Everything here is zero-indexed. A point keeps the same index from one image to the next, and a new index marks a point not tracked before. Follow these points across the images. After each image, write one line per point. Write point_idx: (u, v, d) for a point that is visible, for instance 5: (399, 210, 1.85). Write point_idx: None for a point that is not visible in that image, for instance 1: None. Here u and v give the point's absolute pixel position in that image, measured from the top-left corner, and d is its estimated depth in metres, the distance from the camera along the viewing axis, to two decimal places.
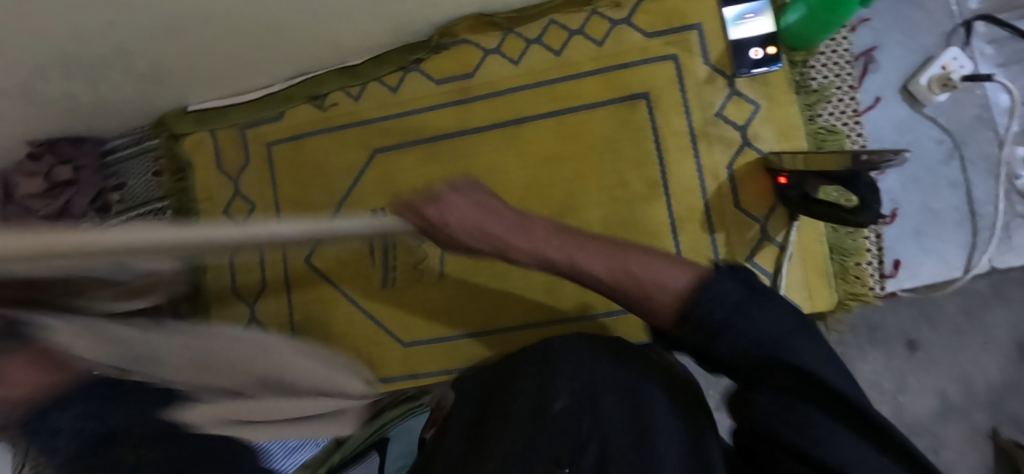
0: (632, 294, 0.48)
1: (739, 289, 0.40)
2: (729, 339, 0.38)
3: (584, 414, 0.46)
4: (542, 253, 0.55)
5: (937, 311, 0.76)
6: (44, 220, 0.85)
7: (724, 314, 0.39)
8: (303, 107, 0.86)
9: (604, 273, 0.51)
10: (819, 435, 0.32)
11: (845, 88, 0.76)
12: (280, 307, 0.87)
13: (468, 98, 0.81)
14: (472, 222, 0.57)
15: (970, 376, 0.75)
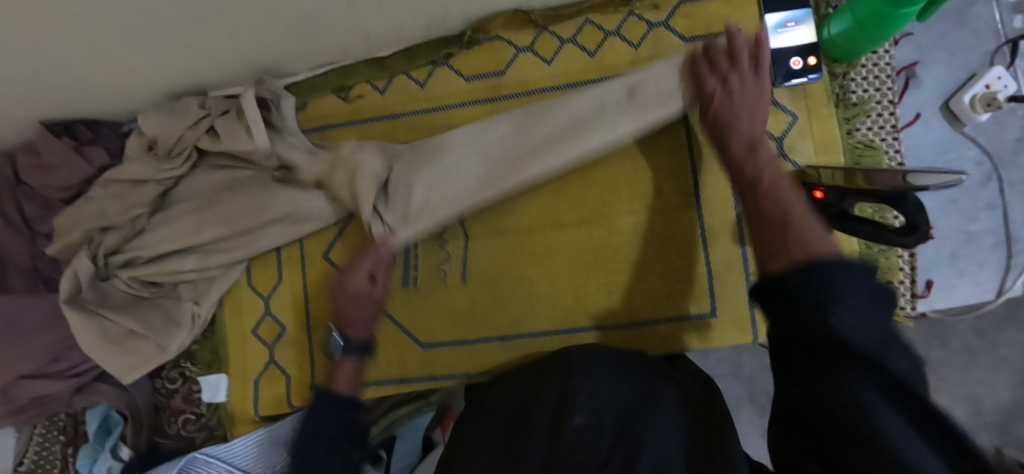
0: (778, 232, 0.52)
1: (862, 286, 0.40)
2: (837, 319, 0.38)
3: (603, 434, 0.48)
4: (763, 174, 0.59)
5: (950, 333, 0.81)
6: (63, 206, 0.87)
7: (837, 298, 0.39)
8: (329, 99, 0.84)
9: (777, 192, 0.56)
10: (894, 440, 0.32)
11: (884, 102, 0.74)
12: (295, 305, 0.84)
13: (499, 95, 0.80)
14: (747, 102, 0.63)
15: (979, 397, 0.82)
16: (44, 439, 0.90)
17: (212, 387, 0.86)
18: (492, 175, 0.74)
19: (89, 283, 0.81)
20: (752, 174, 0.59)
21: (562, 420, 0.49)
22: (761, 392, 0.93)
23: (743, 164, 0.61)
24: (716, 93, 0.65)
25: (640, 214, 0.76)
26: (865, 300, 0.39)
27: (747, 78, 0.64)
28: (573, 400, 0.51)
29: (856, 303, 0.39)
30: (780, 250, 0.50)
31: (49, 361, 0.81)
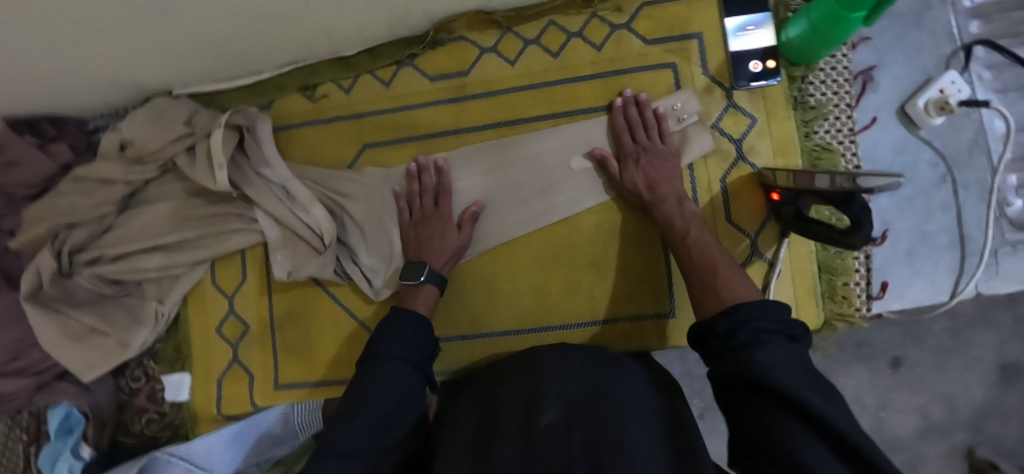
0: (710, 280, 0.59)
1: (777, 329, 0.47)
2: (764, 349, 0.45)
3: (573, 428, 0.46)
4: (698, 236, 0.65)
5: (924, 332, 0.85)
6: (26, 202, 0.87)
7: (748, 338, 0.47)
8: (295, 97, 0.84)
9: (705, 256, 0.62)
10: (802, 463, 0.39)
11: (842, 106, 0.75)
12: (259, 304, 0.84)
13: (463, 96, 0.80)
14: (658, 168, 0.72)
15: (951, 395, 0.84)
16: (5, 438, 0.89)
17: (175, 386, 0.85)
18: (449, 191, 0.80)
19: (52, 279, 0.81)
20: (681, 233, 0.67)
21: (532, 422, 0.47)
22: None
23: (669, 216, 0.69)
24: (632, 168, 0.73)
25: (601, 213, 0.77)
26: (781, 331, 0.47)
27: (661, 152, 0.73)
28: (543, 403, 0.49)
29: (770, 339, 0.46)
30: (710, 296, 0.57)
31: (8, 359, 0.80)
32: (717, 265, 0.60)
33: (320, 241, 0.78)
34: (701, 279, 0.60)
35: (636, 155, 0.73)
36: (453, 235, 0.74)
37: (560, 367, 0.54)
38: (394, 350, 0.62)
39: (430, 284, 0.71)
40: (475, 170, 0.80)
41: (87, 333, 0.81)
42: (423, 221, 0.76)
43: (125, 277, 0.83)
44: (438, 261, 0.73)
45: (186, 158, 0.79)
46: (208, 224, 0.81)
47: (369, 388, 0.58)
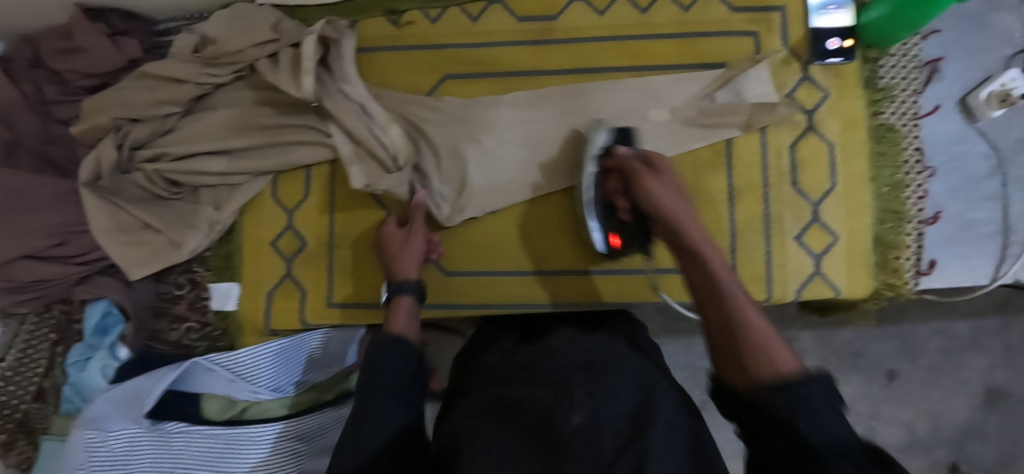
0: (732, 335, 0.47)
1: (822, 394, 0.39)
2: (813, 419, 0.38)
3: (599, 433, 0.42)
4: (732, 300, 0.49)
5: (919, 349, 0.95)
6: (83, 93, 0.84)
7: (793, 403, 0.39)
8: (378, 21, 0.84)
9: (698, 254, 0.53)
10: (802, 402, 0.39)
11: (908, 91, 0.79)
12: (319, 221, 0.83)
13: (547, 39, 0.81)
14: (664, 176, 0.61)
15: (938, 414, 0.95)
16: (29, 335, 0.88)
17: (222, 295, 0.83)
18: (530, 129, 0.80)
19: (110, 172, 0.79)
20: (681, 234, 0.56)
21: (559, 422, 0.43)
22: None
23: (652, 200, 0.59)
24: (636, 165, 0.63)
25: (672, 167, 0.79)
26: (829, 402, 0.39)
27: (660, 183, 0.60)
28: (569, 401, 0.45)
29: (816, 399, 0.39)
30: (734, 363, 0.46)
31: (54, 244, 0.77)
32: (734, 325, 0.47)
33: (394, 162, 0.78)
34: (724, 339, 0.47)
35: (643, 167, 0.63)
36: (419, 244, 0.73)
37: (585, 369, 0.50)
38: (380, 382, 0.52)
39: (404, 294, 0.64)
40: (556, 110, 0.80)
41: (138, 228, 0.80)
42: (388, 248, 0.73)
43: (183, 178, 0.81)
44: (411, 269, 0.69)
45: (267, 64, 0.78)
46: (280, 133, 0.81)
47: (370, 419, 0.49)
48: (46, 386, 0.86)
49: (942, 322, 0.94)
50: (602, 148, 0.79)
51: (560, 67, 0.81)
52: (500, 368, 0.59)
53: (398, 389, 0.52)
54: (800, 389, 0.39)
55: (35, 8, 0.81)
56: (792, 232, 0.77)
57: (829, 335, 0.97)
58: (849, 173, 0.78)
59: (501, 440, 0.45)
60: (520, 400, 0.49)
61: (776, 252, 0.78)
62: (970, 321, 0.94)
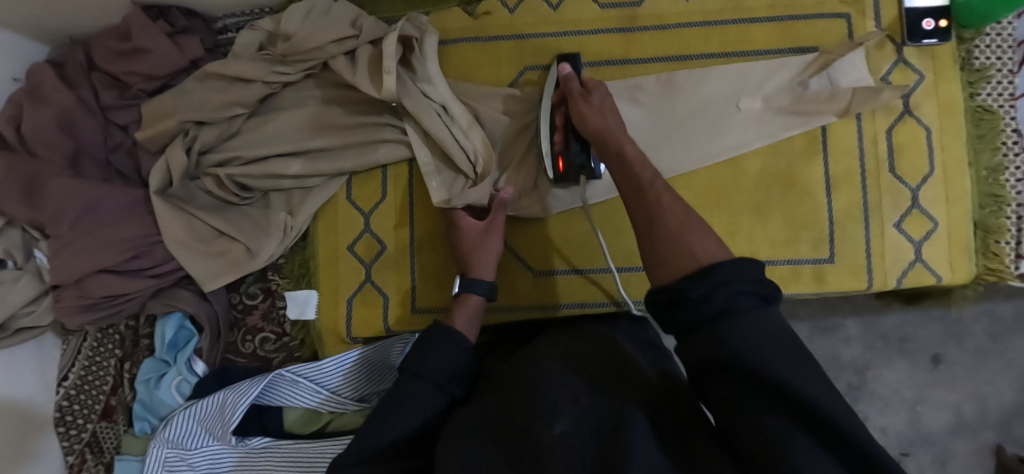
0: (666, 235, 0.47)
1: (750, 297, 0.38)
2: (737, 325, 0.37)
3: (582, 441, 0.43)
4: (660, 204, 0.50)
5: (964, 332, 0.92)
6: (144, 97, 0.80)
7: (716, 310, 0.38)
8: (454, 12, 0.81)
9: (624, 158, 0.56)
10: (731, 303, 0.38)
11: (1005, 71, 0.76)
12: (398, 223, 0.80)
13: (634, 27, 0.79)
14: (601, 99, 0.64)
15: (984, 395, 0.91)
16: (90, 353, 0.83)
17: (300, 304, 0.80)
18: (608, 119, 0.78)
19: (180, 179, 0.76)
20: (615, 146, 0.58)
21: (540, 432, 0.44)
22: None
23: (587, 123, 0.62)
24: (575, 90, 0.67)
25: (767, 156, 0.76)
26: (755, 302, 0.38)
27: (597, 98, 0.64)
28: (553, 408, 0.46)
29: (748, 310, 0.37)
30: (657, 259, 0.46)
31: (130, 257, 0.74)
32: (660, 226, 0.48)
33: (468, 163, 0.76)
34: (650, 239, 0.48)
35: (580, 91, 0.67)
36: (496, 242, 0.70)
37: (571, 378, 0.50)
38: (425, 368, 0.55)
39: (472, 292, 0.67)
40: (643, 100, 0.78)
41: (214, 237, 0.76)
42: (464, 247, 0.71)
43: (257, 183, 0.78)
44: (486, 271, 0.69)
45: (345, 62, 0.76)
46: (357, 133, 0.78)
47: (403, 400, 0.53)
48: (114, 404, 0.83)
49: (987, 303, 0.91)
50: (693, 139, 0.77)
51: (645, 57, 0.79)
52: (497, 373, 0.58)
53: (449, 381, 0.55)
54: (717, 276, 0.39)
55: (95, 8, 0.77)
56: (891, 220, 0.76)
57: (874, 320, 0.94)
58: (948, 158, 0.76)
59: (478, 446, 0.46)
60: (508, 406, 0.50)
61: (875, 241, 0.76)
62: (1015, 300, 0.91)
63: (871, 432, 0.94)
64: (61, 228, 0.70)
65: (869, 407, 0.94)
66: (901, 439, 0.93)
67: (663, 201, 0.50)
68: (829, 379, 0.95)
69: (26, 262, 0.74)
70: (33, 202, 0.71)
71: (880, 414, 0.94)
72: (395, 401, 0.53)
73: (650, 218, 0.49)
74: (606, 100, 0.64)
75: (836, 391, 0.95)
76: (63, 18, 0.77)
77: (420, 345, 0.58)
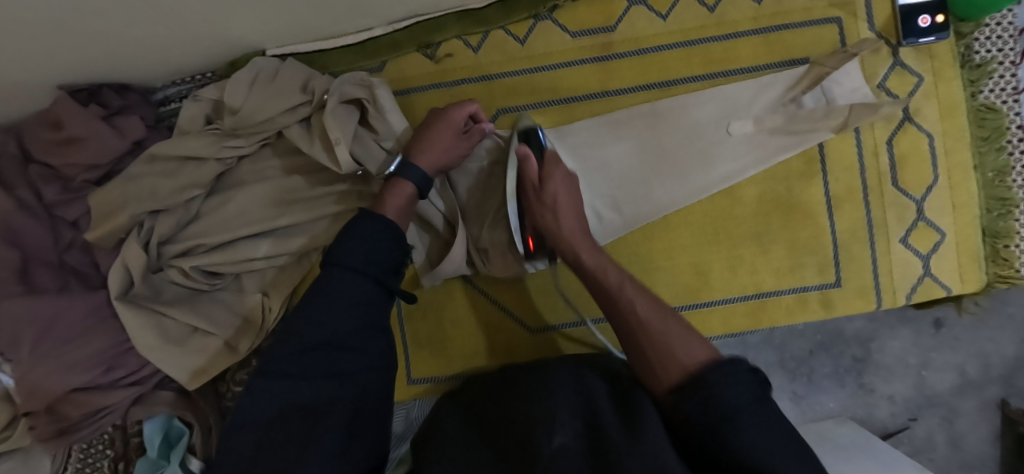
0: (644, 349, 0.53)
1: (750, 398, 0.43)
2: (740, 427, 0.41)
3: (584, 458, 0.41)
4: (631, 305, 0.57)
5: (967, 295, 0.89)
6: (88, 188, 0.74)
7: (729, 409, 0.42)
8: (413, 57, 0.75)
9: (584, 267, 0.62)
10: (732, 404, 0.42)
11: (1007, 63, 0.71)
12: None
13: (610, 54, 0.73)
14: (555, 192, 0.64)
15: (986, 352, 0.90)
16: (82, 456, 0.79)
17: None
18: (588, 162, 0.73)
19: (142, 276, 0.71)
20: (573, 256, 0.63)
21: (538, 444, 0.42)
22: (790, 357, 0.93)
23: (547, 225, 0.65)
24: (532, 180, 0.65)
25: (764, 182, 0.72)
26: (755, 404, 0.43)
27: (561, 182, 0.65)
28: (554, 419, 0.45)
29: (748, 411, 0.42)
30: (647, 373, 0.52)
31: (103, 371, 0.70)
32: (641, 329, 0.54)
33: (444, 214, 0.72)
34: (636, 352, 0.53)
35: (537, 182, 0.65)
36: (449, 138, 0.65)
37: (580, 392, 0.50)
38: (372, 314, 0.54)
39: (405, 181, 0.63)
40: (625, 133, 0.73)
41: (188, 335, 0.72)
42: (432, 113, 0.68)
43: (227, 268, 0.73)
44: (427, 159, 0.65)
45: (300, 130, 0.69)
46: (325, 204, 0.73)
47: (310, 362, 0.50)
48: None
49: None
50: (681, 174, 0.72)
51: (625, 89, 0.73)
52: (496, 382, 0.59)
53: (354, 331, 0.52)
54: (715, 386, 0.44)
55: (18, 98, 0.70)
56: (897, 236, 0.73)
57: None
58: (952, 163, 0.72)
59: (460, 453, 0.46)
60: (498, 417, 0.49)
61: (882, 257, 0.73)
62: None
63: (879, 402, 0.92)
64: (22, 351, 0.66)
65: (875, 377, 0.92)
66: (909, 405, 0.92)
67: (634, 301, 0.57)
68: (834, 355, 0.92)
69: None
70: None
71: (886, 383, 0.92)
72: (312, 368, 0.50)
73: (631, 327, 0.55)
74: (567, 181, 0.66)
75: (841, 367, 0.92)
76: None
77: (313, 303, 0.52)
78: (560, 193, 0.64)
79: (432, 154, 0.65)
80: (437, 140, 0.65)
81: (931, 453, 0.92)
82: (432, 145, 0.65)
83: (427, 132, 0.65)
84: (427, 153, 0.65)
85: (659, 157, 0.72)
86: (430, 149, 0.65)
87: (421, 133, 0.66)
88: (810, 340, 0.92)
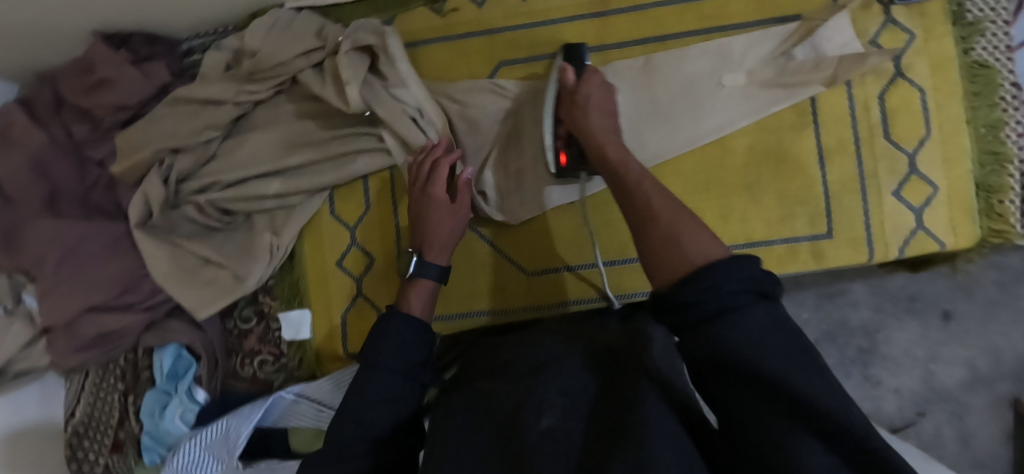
0: (662, 232, 0.44)
1: (747, 288, 0.35)
2: (730, 325, 0.34)
3: (568, 438, 0.39)
4: (641, 199, 0.49)
5: (974, 285, 0.86)
6: (115, 130, 0.78)
7: (720, 307, 0.35)
8: (422, 12, 0.79)
9: (608, 160, 0.57)
10: (726, 299, 0.35)
11: (999, 22, 0.72)
12: (385, 236, 0.79)
13: (608, 10, 0.76)
14: (588, 95, 0.64)
15: (998, 348, 0.85)
16: (94, 390, 0.83)
17: (295, 324, 0.80)
18: None
19: (160, 209, 0.75)
20: (596, 152, 0.59)
21: (525, 424, 0.41)
22: None
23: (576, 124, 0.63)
24: (569, 85, 0.67)
25: (756, 133, 0.74)
26: (754, 295, 0.35)
27: (598, 86, 0.65)
28: (539, 397, 0.43)
29: (739, 302, 0.35)
30: (657, 262, 0.43)
31: (119, 293, 0.75)
32: (650, 216, 0.47)
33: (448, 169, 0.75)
34: (645, 242, 0.45)
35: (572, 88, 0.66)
36: (448, 216, 0.67)
37: (572, 363, 0.47)
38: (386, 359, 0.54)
39: (424, 277, 0.63)
40: (623, 84, 0.75)
41: (200, 265, 0.76)
42: (417, 201, 0.69)
43: (238, 206, 0.77)
44: (439, 249, 0.65)
45: (313, 74, 0.74)
46: (332, 146, 0.76)
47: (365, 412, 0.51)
48: (122, 437, 0.81)
49: (994, 255, 0.85)
50: (674, 123, 0.74)
51: (622, 42, 0.76)
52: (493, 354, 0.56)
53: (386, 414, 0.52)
54: (707, 277, 0.36)
55: (55, 43, 0.75)
56: (889, 188, 0.74)
57: (882, 282, 0.88)
58: (944, 118, 0.73)
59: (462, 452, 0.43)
60: (489, 395, 0.47)
61: (874, 209, 0.74)
62: None
63: (886, 395, 0.88)
64: (47, 270, 0.71)
65: (881, 369, 0.87)
66: (916, 399, 0.86)
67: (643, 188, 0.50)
68: (838, 345, 0.89)
69: (16, 306, 0.76)
70: (15, 248, 0.72)
71: (893, 376, 0.87)
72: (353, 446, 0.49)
73: (640, 221, 0.47)
74: (602, 87, 0.65)
75: (847, 358, 0.88)
76: (29, 56, 0.77)
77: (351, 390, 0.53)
78: (593, 97, 0.63)
79: (439, 243, 0.65)
80: (440, 225, 0.66)
81: (939, 450, 0.86)
82: (436, 234, 0.66)
83: (427, 221, 0.66)
84: (436, 244, 0.65)
85: (654, 107, 0.74)
86: (437, 237, 0.66)
87: (421, 220, 0.67)
88: (814, 329, 0.90)
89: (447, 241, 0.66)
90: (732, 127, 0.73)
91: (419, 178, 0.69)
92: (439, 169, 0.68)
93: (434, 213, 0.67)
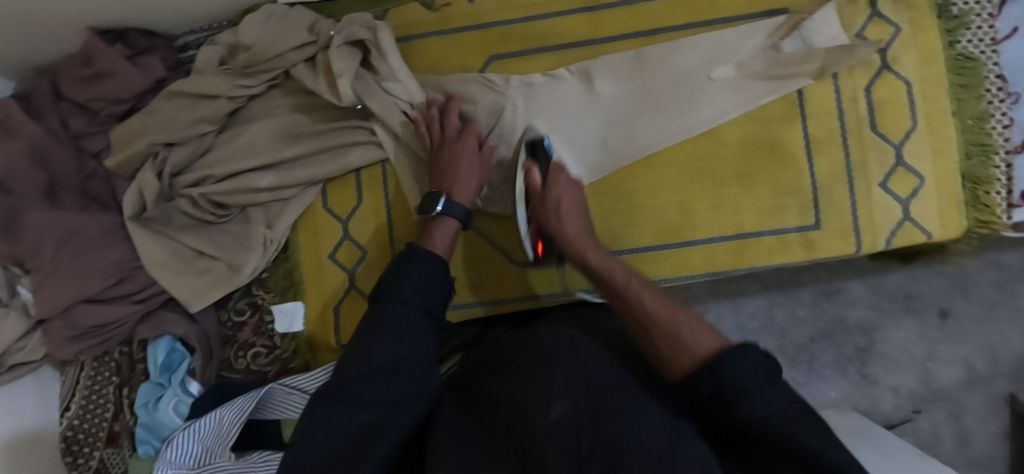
0: (652, 336, 0.50)
1: (762, 366, 0.40)
2: (750, 402, 0.38)
3: (581, 429, 0.38)
4: (638, 298, 0.54)
5: (971, 282, 0.86)
6: (112, 122, 0.79)
7: (743, 385, 0.39)
8: (415, 6, 0.80)
9: (591, 268, 0.62)
10: (740, 379, 0.39)
11: (984, 15, 0.73)
12: (378, 228, 0.79)
13: (599, 5, 0.77)
14: (559, 196, 0.67)
15: (995, 346, 0.85)
16: (89, 382, 0.83)
17: (288, 315, 0.81)
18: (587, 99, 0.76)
19: (155, 201, 0.76)
20: (578, 255, 0.63)
21: (534, 417, 0.40)
22: (790, 343, 0.90)
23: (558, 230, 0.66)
24: (536, 188, 0.68)
25: (746, 124, 0.75)
26: (762, 373, 0.40)
27: (569, 187, 0.68)
28: (549, 389, 0.41)
29: (753, 380, 0.39)
30: (660, 360, 0.48)
31: (114, 283, 0.75)
32: (651, 311, 0.52)
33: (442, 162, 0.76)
34: (647, 344, 0.50)
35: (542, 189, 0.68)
36: (473, 157, 0.69)
37: (581, 351, 0.46)
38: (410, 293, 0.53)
39: (450, 216, 0.64)
40: (615, 77, 0.76)
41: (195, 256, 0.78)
42: (436, 146, 0.71)
43: (233, 199, 0.77)
44: (465, 188, 0.67)
45: (307, 68, 0.74)
46: (327, 139, 0.77)
47: (371, 380, 0.47)
48: (117, 430, 0.82)
49: (992, 252, 0.85)
50: (665, 115, 0.75)
51: (614, 36, 0.77)
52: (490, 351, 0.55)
53: (406, 361, 0.48)
54: (722, 361, 0.41)
55: (52, 38, 0.76)
56: (877, 180, 0.74)
57: (878, 280, 0.88)
58: (931, 109, 0.73)
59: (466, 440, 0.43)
60: (490, 394, 0.46)
61: (863, 200, 0.74)
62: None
63: (883, 394, 0.88)
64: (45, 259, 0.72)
65: (879, 368, 0.87)
66: (914, 398, 0.87)
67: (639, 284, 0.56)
68: (836, 343, 0.89)
69: (10, 299, 0.78)
70: (13, 236, 0.72)
71: (890, 374, 0.87)
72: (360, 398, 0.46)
73: (638, 326, 0.52)
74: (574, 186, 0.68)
75: (844, 356, 0.88)
76: (26, 50, 0.77)
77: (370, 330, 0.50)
78: (566, 200, 0.66)
79: (464, 181, 0.67)
80: (464, 164, 0.68)
81: (936, 449, 0.86)
82: (462, 174, 0.68)
83: (449, 161, 0.69)
84: (465, 182, 0.67)
85: (646, 99, 0.75)
86: (464, 174, 0.68)
87: (441, 162, 0.69)
88: (811, 327, 0.89)
89: (473, 178, 0.68)
90: (721, 120, 0.74)
91: (432, 127, 0.72)
92: (451, 117, 0.71)
93: (458, 154, 0.69)
